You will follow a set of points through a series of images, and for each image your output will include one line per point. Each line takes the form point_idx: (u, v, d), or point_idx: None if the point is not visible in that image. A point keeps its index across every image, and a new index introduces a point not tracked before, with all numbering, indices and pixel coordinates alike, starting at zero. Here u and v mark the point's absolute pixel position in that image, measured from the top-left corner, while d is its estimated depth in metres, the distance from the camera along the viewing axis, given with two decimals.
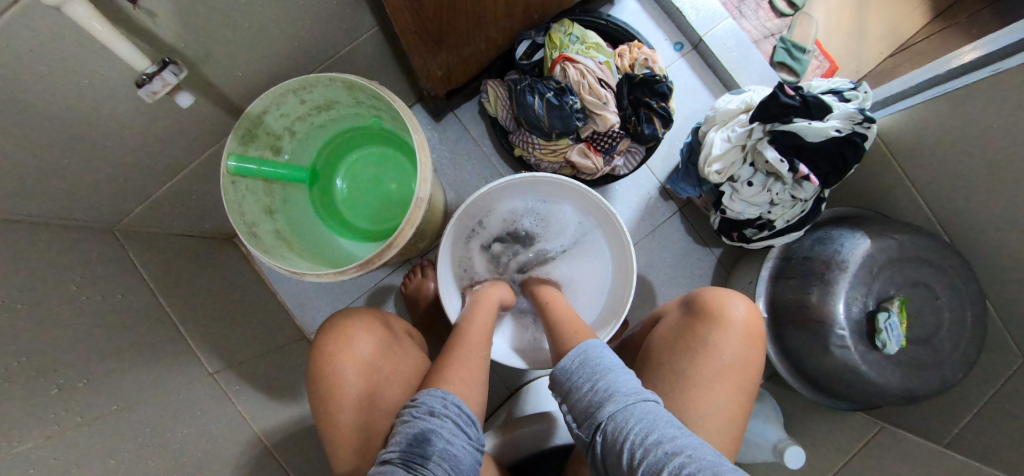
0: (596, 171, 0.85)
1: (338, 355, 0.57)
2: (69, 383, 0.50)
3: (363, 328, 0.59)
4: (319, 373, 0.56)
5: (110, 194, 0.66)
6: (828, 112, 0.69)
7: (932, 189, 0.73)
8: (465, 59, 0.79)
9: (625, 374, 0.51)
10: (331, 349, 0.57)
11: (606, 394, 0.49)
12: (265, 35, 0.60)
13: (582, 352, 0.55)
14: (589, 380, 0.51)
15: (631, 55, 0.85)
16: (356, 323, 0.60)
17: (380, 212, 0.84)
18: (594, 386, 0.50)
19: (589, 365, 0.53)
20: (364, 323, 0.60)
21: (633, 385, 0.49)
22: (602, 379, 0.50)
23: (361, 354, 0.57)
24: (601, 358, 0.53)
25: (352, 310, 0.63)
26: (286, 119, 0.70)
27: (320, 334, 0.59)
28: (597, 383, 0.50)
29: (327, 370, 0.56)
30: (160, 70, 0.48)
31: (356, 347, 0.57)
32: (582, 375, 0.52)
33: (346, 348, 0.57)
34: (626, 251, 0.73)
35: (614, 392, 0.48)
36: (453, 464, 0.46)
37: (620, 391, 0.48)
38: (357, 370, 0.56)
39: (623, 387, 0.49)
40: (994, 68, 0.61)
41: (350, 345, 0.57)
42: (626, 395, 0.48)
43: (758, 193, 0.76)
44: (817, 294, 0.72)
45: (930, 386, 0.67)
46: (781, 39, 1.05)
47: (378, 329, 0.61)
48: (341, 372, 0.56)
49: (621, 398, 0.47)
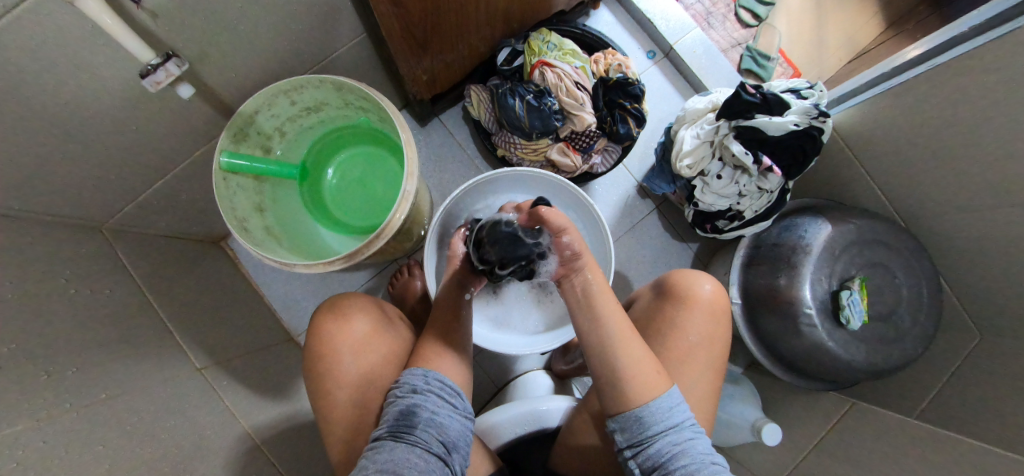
0: (576, 169, 0.90)
1: (334, 333, 0.58)
2: (58, 371, 0.51)
3: (358, 308, 0.61)
4: (315, 351, 0.58)
5: (102, 193, 0.68)
6: (786, 107, 0.75)
7: (886, 178, 0.79)
8: (449, 64, 0.83)
9: (697, 432, 0.52)
10: (326, 327, 0.59)
11: (683, 448, 0.50)
12: (258, 38, 0.63)
13: (662, 402, 0.53)
14: (665, 428, 0.51)
15: (606, 61, 0.90)
16: (351, 303, 0.62)
17: (367, 210, 0.86)
18: (671, 438, 0.51)
19: (663, 418, 0.52)
20: (358, 304, 0.62)
21: (704, 447, 0.51)
22: (680, 433, 0.51)
23: (356, 331, 0.59)
24: (674, 412, 0.53)
25: (347, 293, 0.65)
26: (277, 120, 0.73)
27: (315, 314, 0.61)
28: (674, 437, 0.51)
29: (322, 348, 0.58)
30: (164, 61, 0.52)
31: (351, 326, 0.59)
32: (658, 423, 0.52)
33: (342, 326, 0.59)
34: (605, 245, 0.78)
35: (690, 449, 0.50)
36: (440, 431, 0.49)
37: (695, 448, 0.50)
38: (352, 347, 0.58)
39: (697, 446, 0.51)
40: (928, 64, 0.68)
41: (346, 323, 0.59)
42: (701, 454, 0.50)
43: (727, 185, 0.80)
44: (785, 277, 0.76)
45: (894, 359, 0.71)
46: (747, 48, 1.13)
47: (372, 311, 0.63)
48: (337, 349, 0.57)
49: (697, 456, 0.49)
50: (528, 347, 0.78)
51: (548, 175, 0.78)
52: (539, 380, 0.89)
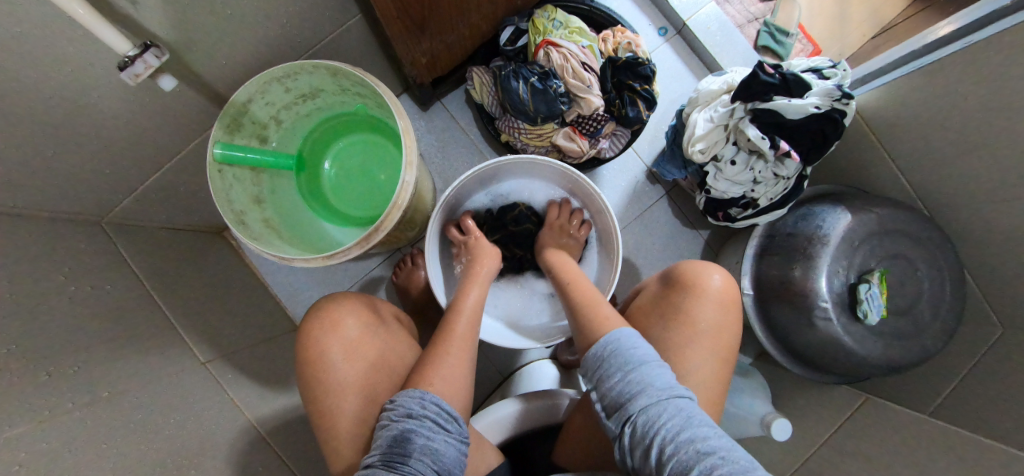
0: (582, 154, 0.86)
1: (325, 339, 0.57)
2: (60, 371, 0.50)
3: (349, 311, 0.60)
4: (307, 358, 0.57)
5: (96, 186, 0.66)
6: (807, 88, 0.71)
7: (911, 165, 0.75)
8: (449, 46, 0.79)
9: (660, 366, 0.50)
10: (318, 333, 0.58)
11: (639, 387, 0.49)
12: (247, 22, 0.60)
13: (614, 340, 0.55)
14: (621, 369, 0.51)
15: (614, 39, 0.86)
16: (341, 307, 0.60)
17: (368, 199, 0.84)
18: (627, 378, 0.50)
19: (621, 355, 0.52)
20: (349, 307, 0.61)
21: (667, 381, 0.49)
22: (636, 370, 0.50)
23: (348, 337, 0.58)
24: (633, 349, 0.52)
25: (338, 295, 0.63)
26: (272, 108, 0.71)
27: (306, 319, 0.60)
28: (629, 373, 0.50)
29: (313, 354, 0.57)
30: (141, 52, 0.48)
31: (342, 333, 0.58)
32: (614, 362, 0.52)
33: (333, 332, 0.58)
34: (608, 222, 0.76)
35: (647, 387, 0.48)
36: (435, 459, 0.47)
37: (654, 385, 0.48)
38: (345, 355, 0.57)
39: (657, 382, 0.49)
40: (964, 41, 0.63)
41: (337, 330, 0.58)
42: (660, 391, 0.48)
43: (741, 171, 0.77)
44: (800, 269, 0.73)
45: (912, 354, 0.68)
46: (765, 23, 1.06)
47: (365, 312, 0.62)
48: (329, 357, 0.56)
49: (654, 393, 0.48)
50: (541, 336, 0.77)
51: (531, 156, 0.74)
52: (545, 371, 0.88)
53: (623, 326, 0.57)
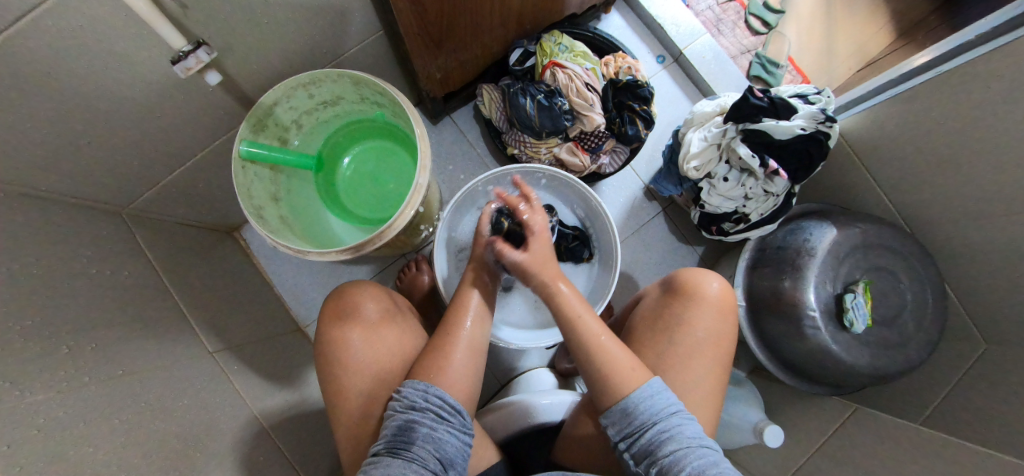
0: (584, 168, 0.91)
1: (345, 320, 0.60)
2: (78, 346, 0.53)
3: (371, 297, 0.63)
4: (326, 340, 0.59)
5: (123, 178, 0.70)
6: (794, 112, 0.76)
7: (893, 185, 0.79)
8: (462, 64, 0.85)
9: (687, 418, 0.52)
10: (339, 316, 0.61)
11: (669, 433, 0.50)
12: (279, 32, 0.65)
13: (646, 392, 0.54)
14: (650, 417, 0.52)
15: (616, 63, 0.92)
16: (363, 293, 0.64)
17: (378, 203, 0.88)
18: (658, 426, 0.51)
19: (650, 406, 0.53)
20: (369, 293, 0.64)
21: (695, 431, 0.50)
22: (665, 420, 0.51)
23: (367, 320, 0.60)
24: (662, 399, 0.53)
25: (360, 282, 0.67)
26: (295, 112, 0.76)
27: (331, 300, 0.63)
28: (659, 424, 0.51)
29: (335, 333, 0.59)
30: (195, 49, 0.54)
31: (362, 315, 0.61)
32: (643, 412, 0.52)
33: (354, 314, 0.61)
34: (607, 226, 0.80)
35: (678, 435, 0.49)
36: (438, 447, 0.49)
37: (684, 433, 0.50)
38: (363, 336, 0.59)
39: (686, 432, 0.50)
40: (933, 71, 0.69)
41: (358, 312, 0.61)
42: (689, 439, 0.49)
43: (734, 187, 0.81)
44: (789, 280, 0.76)
45: (898, 364, 0.71)
46: (756, 55, 1.14)
47: (384, 300, 0.65)
48: (348, 338, 0.59)
49: (685, 440, 0.49)
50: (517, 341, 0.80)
51: (524, 165, 0.79)
52: (542, 377, 0.90)
53: (651, 378, 0.56)
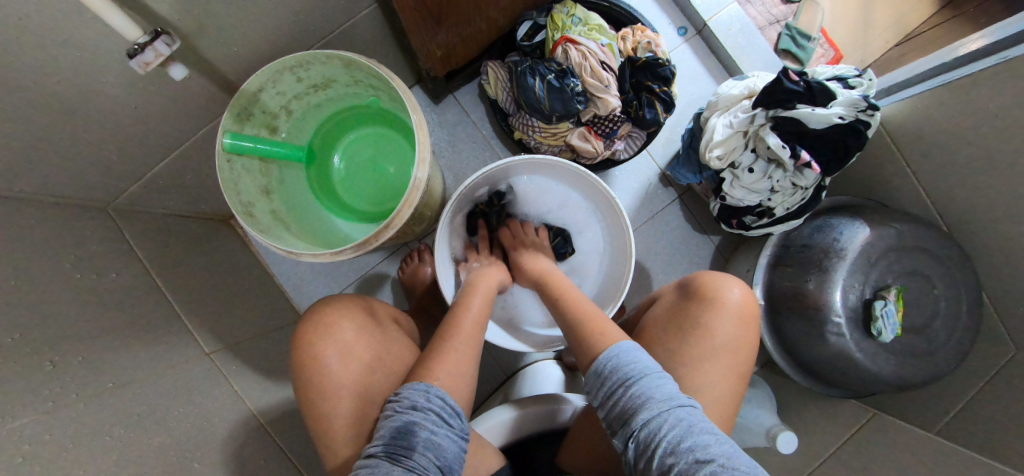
0: (597, 155, 0.85)
1: (319, 344, 0.57)
2: (64, 360, 0.49)
3: (345, 314, 0.60)
4: (304, 364, 0.56)
5: (101, 172, 0.65)
6: (831, 98, 0.68)
7: (934, 179, 0.73)
8: (465, 39, 0.77)
9: (659, 378, 0.49)
10: (311, 339, 0.57)
11: (641, 399, 0.48)
12: (260, 6, 0.58)
13: (614, 353, 0.54)
14: (621, 381, 0.50)
15: (634, 38, 0.84)
16: (337, 310, 0.60)
17: (378, 194, 0.83)
18: (628, 390, 0.49)
19: (621, 369, 0.51)
20: (343, 309, 0.60)
21: (667, 391, 0.48)
22: (636, 383, 0.49)
23: (343, 340, 0.57)
24: (634, 361, 0.52)
25: (334, 297, 0.63)
26: (283, 98, 0.69)
27: (303, 321, 0.59)
28: (628, 388, 0.49)
29: (310, 359, 0.56)
30: (152, 40, 0.49)
31: (336, 335, 0.57)
32: (614, 377, 0.51)
33: (328, 335, 0.57)
34: (621, 221, 0.74)
35: (649, 400, 0.47)
36: (437, 454, 0.46)
37: (655, 397, 0.47)
38: (339, 357, 0.56)
39: (658, 394, 0.48)
40: (999, 56, 0.60)
41: (332, 333, 0.57)
42: (661, 402, 0.47)
43: (759, 179, 0.75)
44: (815, 281, 0.72)
45: (924, 373, 0.68)
46: (787, 26, 1.04)
47: (359, 315, 0.61)
48: (324, 361, 0.56)
49: (657, 406, 0.47)
50: (542, 343, 0.76)
51: (532, 155, 0.71)
52: (549, 372, 0.87)
53: (622, 338, 0.56)
